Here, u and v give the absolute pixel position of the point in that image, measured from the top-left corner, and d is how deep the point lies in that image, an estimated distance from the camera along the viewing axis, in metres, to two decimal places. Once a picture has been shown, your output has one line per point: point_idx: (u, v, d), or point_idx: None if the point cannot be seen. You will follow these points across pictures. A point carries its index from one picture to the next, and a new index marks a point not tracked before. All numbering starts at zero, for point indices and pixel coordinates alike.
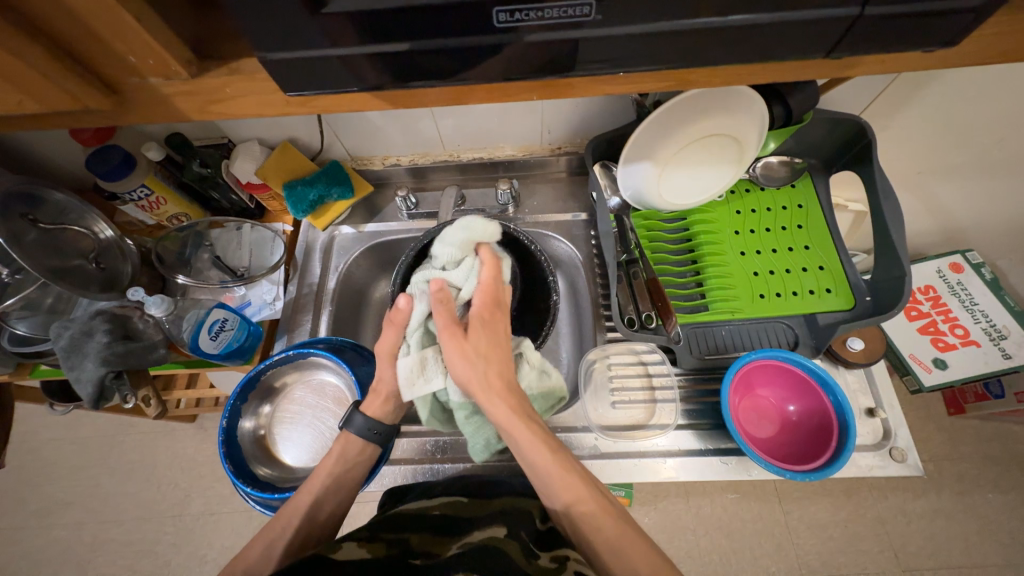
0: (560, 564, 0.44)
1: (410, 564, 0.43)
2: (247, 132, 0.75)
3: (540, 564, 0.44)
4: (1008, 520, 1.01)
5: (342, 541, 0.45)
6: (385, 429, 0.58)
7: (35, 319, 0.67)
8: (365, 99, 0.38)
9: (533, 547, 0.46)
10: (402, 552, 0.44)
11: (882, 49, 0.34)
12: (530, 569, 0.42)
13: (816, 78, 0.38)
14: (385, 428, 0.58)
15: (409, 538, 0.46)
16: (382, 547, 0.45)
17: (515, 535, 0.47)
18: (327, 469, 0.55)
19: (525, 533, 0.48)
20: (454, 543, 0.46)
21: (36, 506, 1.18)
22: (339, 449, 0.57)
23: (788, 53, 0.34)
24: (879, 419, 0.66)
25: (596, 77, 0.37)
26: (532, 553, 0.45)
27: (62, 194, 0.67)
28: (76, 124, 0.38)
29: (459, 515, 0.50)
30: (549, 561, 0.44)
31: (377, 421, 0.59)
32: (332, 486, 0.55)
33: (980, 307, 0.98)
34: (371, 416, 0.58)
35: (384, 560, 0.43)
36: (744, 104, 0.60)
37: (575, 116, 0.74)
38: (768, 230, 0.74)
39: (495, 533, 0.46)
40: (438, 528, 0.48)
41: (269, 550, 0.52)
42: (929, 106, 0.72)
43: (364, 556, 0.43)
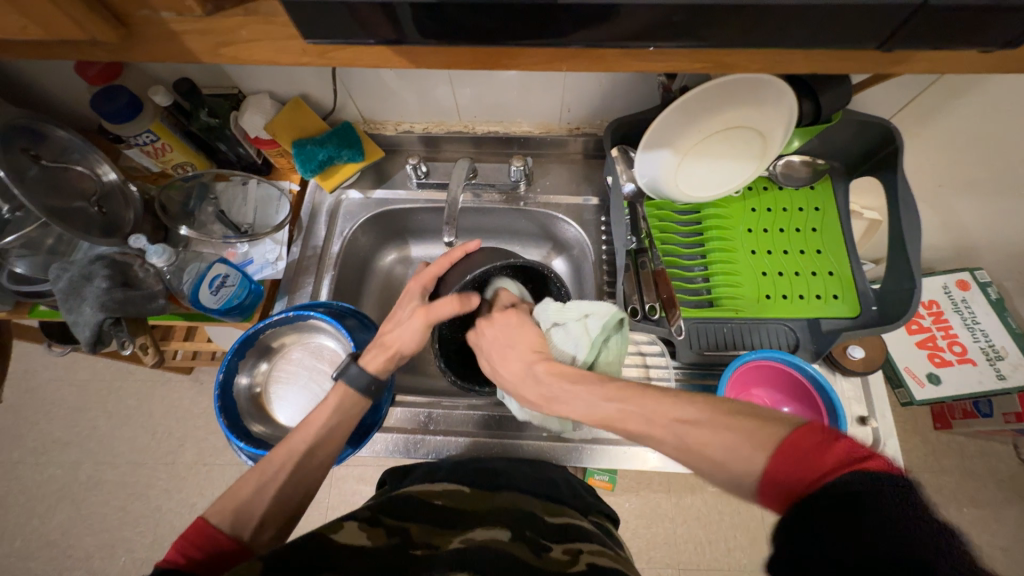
0: (573, 557, 0.43)
1: (411, 554, 0.41)
2: (258, 83, 0.73)
3: (554, 557, 0.42)
4: (980, 534, 1.04)
5: (345, 520, 0.45)
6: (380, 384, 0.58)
7: (34, 259, 0.67)
8: (386, 55, 0.36)
9: (542, 542, 0.45)
10: (403, 542, 0.42)
11: (936, 44, 0.33)
12: (542, 565, 0.41)
13: (861, 72, 0.37)
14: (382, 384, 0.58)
15: (409, 528, 0.44)
16: (383, 535, 0.43)
17: (520, 536, 0.45)
18: (325, 417, 0.55)
19: (532, 534, 0.46)
20: (455, 536, 0.44)
21: (33, 444, 1.20)
22: (335, 401, 0.56)
23: (838, 41, 0.33)
24: (870, 428, 0.67)
25: (628, 51, 0.36)
26: (542, 548, 0.44)
27: (65, 132, 0.65)
28: (80, 57, 0.37)
29: (461, 508, 0.49)
30: (562, 554, 0.43)
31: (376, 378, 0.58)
32: (329, 433, 0.55)
33: (981, 326, 0.98)
34: (371, 371, 0.57)
35: (384, 549, 0.41)
36: (774, 97, 0.58)
37: (597, 96, 0.72)
38: (782, 231, 0.72)
39: (497, 535, 0.44)
40: (439, 518, 0.47)
41: (259, 489, 0.50)
42: (961, 116, 0.70)
43: (363, 543, 0.42)
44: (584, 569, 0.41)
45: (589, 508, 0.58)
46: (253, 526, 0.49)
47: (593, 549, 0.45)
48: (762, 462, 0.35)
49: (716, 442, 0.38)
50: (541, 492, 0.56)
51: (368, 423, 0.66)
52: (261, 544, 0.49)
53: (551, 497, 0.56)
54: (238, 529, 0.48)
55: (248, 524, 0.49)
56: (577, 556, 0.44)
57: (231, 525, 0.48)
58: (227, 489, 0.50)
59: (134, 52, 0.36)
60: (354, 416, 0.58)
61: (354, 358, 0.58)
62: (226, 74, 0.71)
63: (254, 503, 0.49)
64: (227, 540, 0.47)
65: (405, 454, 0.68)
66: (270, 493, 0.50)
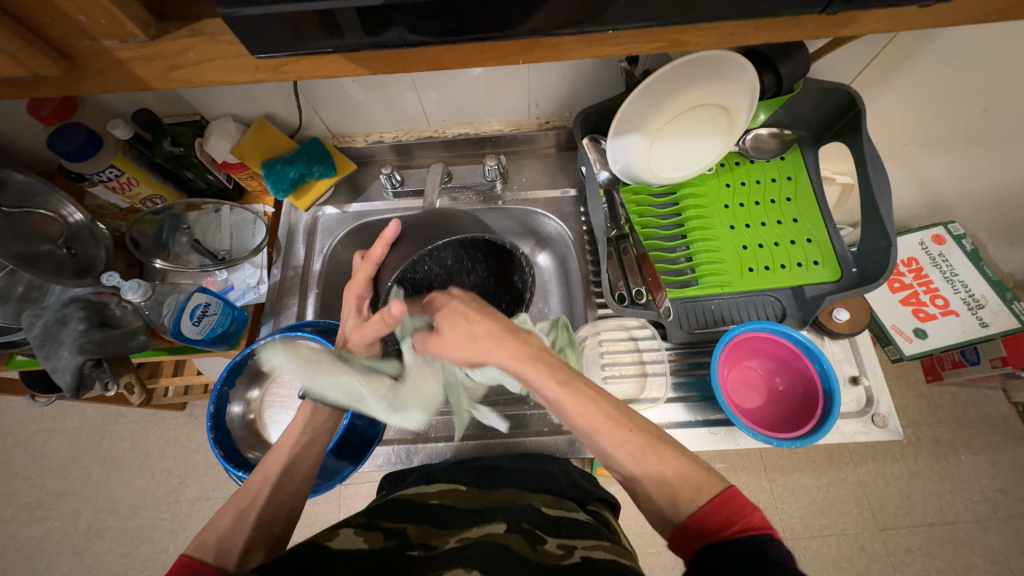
0: (567, 550, 0.42)
1: (409, 555, 0.41)
2: (220, 108, 0.72)
3: (545, 550, 0.42)
4: (979, 479, 1.06)
5: (339, 528, 0.45)
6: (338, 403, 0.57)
7: (5, 308, 0.65)
8: (343, 64, 0.36)
9: (537, 534, 0.44)
10: (400, 543, 0.43)
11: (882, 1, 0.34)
12: (535, 557, 0.40)
13: (813, 37, 0.38)
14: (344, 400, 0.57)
15: (406, 528, 0.45)
16: (379, 537, 0.44)
17: (516, 527, 0.45)
18: (295, 437, 0.55)
19: (528, 524, 0.46)
20: (454, 534, 0.44)
21: (25, 499, 1.16)
22: (305, 417, 0.57)
23: (786, 8, 0.33)
24: (862, 387, 0.68)
25: (583, 38, 0.36)
26: (537, 540, 0.43)
27: (23, 175, 0.64)
28: (24, 95, 0.36)
29: (457, 505, 0.50)
30: (555, 547, 0.42)
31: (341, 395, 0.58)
32: (303, 450, 0.55)
33: (960, 277, 1.00)
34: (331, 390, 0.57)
35: (381, 552, 0.42)
36: (734, 72, 0.59)
37: (563, 88, 0.72)
38: (758, 203, 0.73)
39: (494, 529, 0.44)
40: (437, 517, 0.47)
41: (241, 519, 0.49)
42: (919, 75, 0.71)
43: (361, 546, 0.42)
44: (576, 562, 0.40)
45: (589, 497, 0.57)
46: (239, 555, 0.46)
47: (585, 544, 0.44)
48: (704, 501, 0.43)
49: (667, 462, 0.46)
50: (544, 487, 0.55)
51: (368, 437, 0.66)
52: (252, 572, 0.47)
53: (551, 491, 0.55)
54: (223, 560, 0.45)
55: (233, 555, 0.46)
56: (570, 550, 0.43)
57: (216, 555, 0.46)
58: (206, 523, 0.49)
59: (79, 85, 0.35)
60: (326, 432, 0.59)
61: None
62: (185, 100, 0.70)
63: (236, 533, 0.48)
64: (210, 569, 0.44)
65: (399, 463, 0.68)
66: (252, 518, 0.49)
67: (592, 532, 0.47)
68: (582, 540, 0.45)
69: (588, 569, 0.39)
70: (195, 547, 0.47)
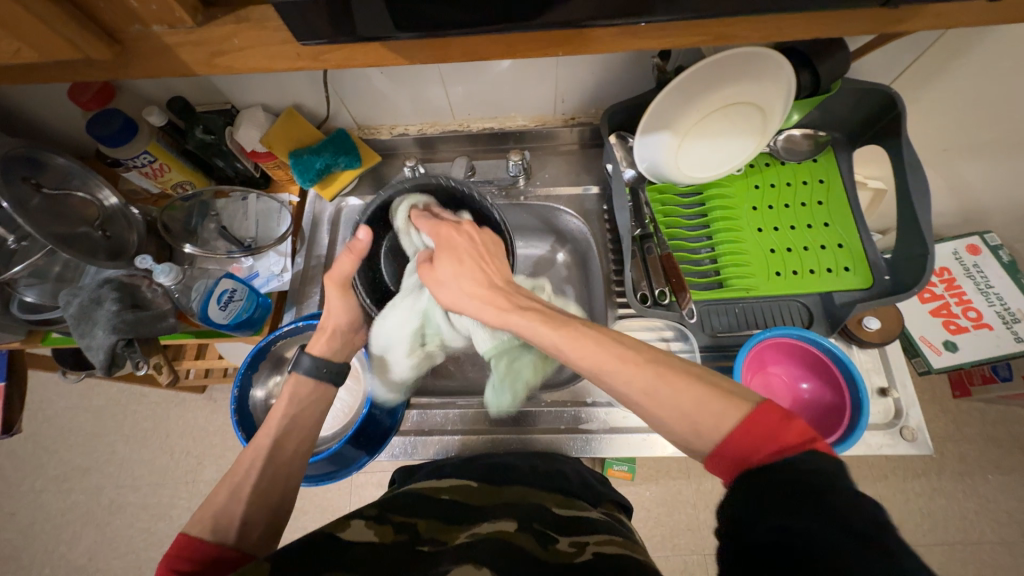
0: (579, 548, 0.42)
1: (418, 551, 0.41)
2: (251, 97, 0.73)
3: (557, 549, 0.41)
4: (1007, 500, 1.03)
5: (352, 519, 0.44)
6: (335, 367, 0.61)
7: (43, 287, 0.67)
8: (380, 53, 0.36)
9: (549, 533, 0.44)
10: (410, 538, 0.42)
11: None
12: (545, 556, 0.40)
13: (862, 33, 0.36)
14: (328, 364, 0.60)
15: (416, 523, 0.45)
16: (390, 531, 0.43)
17: (527, 527, 0.44)
18: (281, 413, 0.56)
19: (540, 525, 0.45)
20: (462, 532, 0.44)
21: (53, 472, 1.21)
22: (289, 391, 0.57)
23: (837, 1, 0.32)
24: (891, 399, 0.66)
25: (622, 30, 0.35)
26: (548, 540, 0.42)
27: (64, 159, 0.65)
28: (76, 78, 0.37)
29: (469, 503, 0.49)
30: (567, 546, 0.42)
31: (325, 360, 0.60)
32: (291, 423, 0.56)
33: (995, 289, 0.96)
34: (317, 354, 0.60)
35: (392, 545, 0.41)
36: (771, 70, 0.57)
37: (591, 84, 0.72)
38: (787, 206, 0.72)
39: (504, 527, 0.44)
40: (449, 512, 0.47)
41: (234, 496, 0.50)
42: (963, 78, 0.69)
43: (370, 539, 0.42)
44: (590, 557, 0.40)
45: (599, 500, 0.57)
46: (236, 529, 0.48)
47: (600, 541, 0.44)
48: (730, 426, 0.38)
49: (684, 391, 0.41)
50: (555, 486, 0.55)
51: (385, 428, 0.66)
52: (251, 547, 0.48)
53: (564, 492, 0.55)
54: (221, 534, 0.47)
55: (231, 530, 0.48)
56: (583, 546, 0.42)
57: (213, 533, 0.47)
58: (201, 504, 0.50)
59: (127, 70, 0.36)
60: (315, 403, 0.59)
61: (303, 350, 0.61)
62: (217, 89, 0.71)
63: (230, 508, 0.49)
64: (212, 546, 0.46)
65: (412, 455, 0.68)
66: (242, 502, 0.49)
67: (604, 531, 0.46)
68: (593, 537, 0.44)
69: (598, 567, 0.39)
70: (192, 526, 0.48)
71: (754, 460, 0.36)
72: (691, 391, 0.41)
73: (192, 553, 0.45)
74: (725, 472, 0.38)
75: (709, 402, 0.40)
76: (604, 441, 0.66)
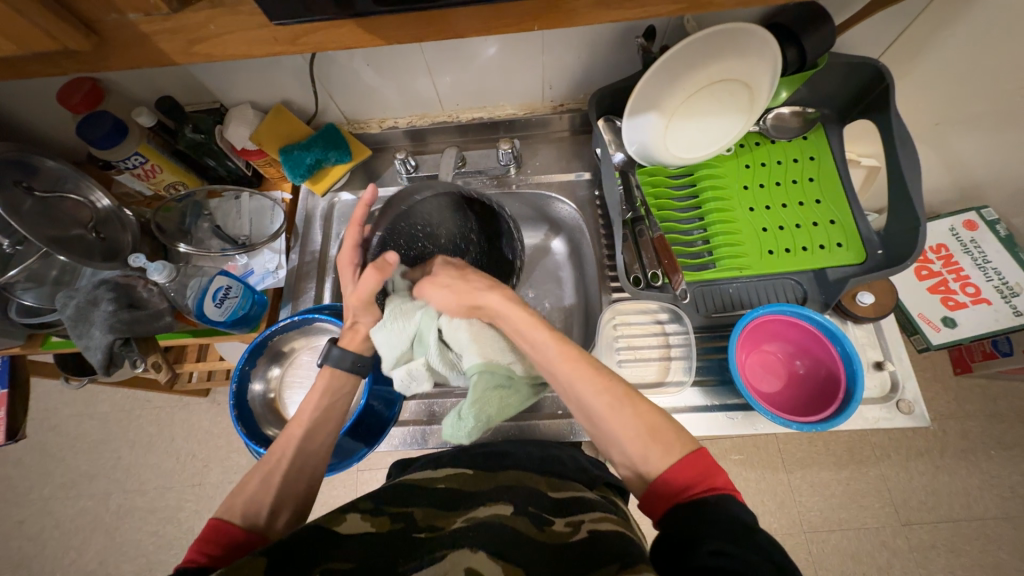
0: (574, 527, 0.43)
1: (414, 538, 0.41)
2: (238, 95, 0.73)
3: (552, 530, 0.42)
4: (1010, 475, 1.03)
5: (347, 513, 0.45)
6: (369, 361, 0.59)
7: (40, 291, 0.67)
8: (356, 35, 0.36)
9: (544, 514, 0.45)
10: (406, 527, 0.43)
11: None
12: (541, 539, 0.41)
13: None
14: (365, 359, 0.58)
15: (413, 511, 0.45)
16: (386, 521, 0.44)
17: (523, 510, 0.45)
18: (317, 402, 0.55)
19: (534, 508, 0.46)
20: (459, 517, 0.44)
21: (61, 479, 1.22)
22: (324, 384, 0.56)
23: None
24: (887, 372, 0.65)
25: (598, 3, 0.36)
26: (543, 521, 0.43)
27: (55, 162, 0.66)
28: (56, 73, 0.37)
29: (465, 489, 0.49)
30: (563, 526, 0.43)
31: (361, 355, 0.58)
32: (323, 415, 0.55)
33: (992, 264, 0.96)
34: (353, 349, 0.58)
35: (388, 535, 0.42)
36: (755, 46, 0.57)
37: (577, 70, 0.72)
38: (779, 184, 0.72)
39: (501, 511, 0.44)
40: (445, 498, 0.48)
41: (266, 481, 0.50)
42: (952, 51, 0.68)
43: (367, 530, 0.43)
44: (586, 537, 0.41)
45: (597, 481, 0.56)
46: (266, 515, 0.48)
47: (594, 518, 0.44)
48: (671, 462, 0.42)
49: (636, 429, 0.44)
50: (552, 472, 0.55)
51: (383, 419, 0.67)
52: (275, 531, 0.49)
53: (559, 476, 0.55)
54: (252, 521, 0.48)
55: (260, 514, 0.48)
56: (579, 525, 0.43)
57: (244, 517, 0.47)
58: (235, 486, 0.50)
59: (108, 60, 0.36)
60: (345, 397, 0.58)
61: (334, 342, 0.58)
62: (206, 87, 0.71)
63: (262, 494, 0.49)
64: (240, 532, 0.46)
65: (412, 446, 0.68)
66: (273, 491, 0.50)
67: (604, 509, 0.47)
68: (589, 514, 0.45)
69: (596, 542, 0.40)
70: (222, 513, 0.48)
71: (688, 493, 0.40)
72: (651, 419, 0.45)
73: (225, 537, 0.45)
74: (658, 502, 0.41)
75: (660, 441, 0.43)
76: None
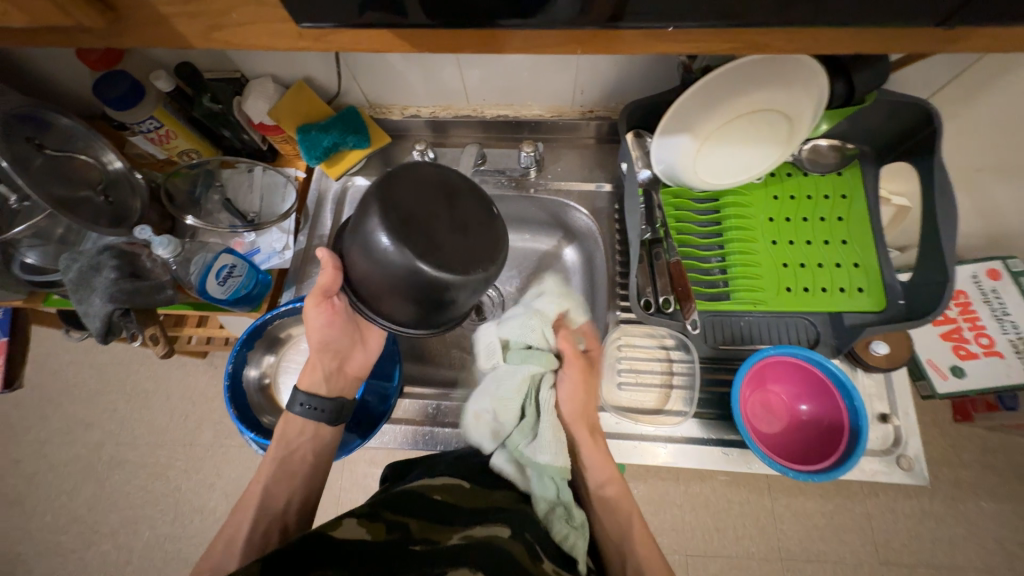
0: None
1: (410, 551, 0.41)
2: (260, 67, 0.71)
3: (543, 567, 0.43)
4: (997, 528, 1.02)
5: (344, 517, 0.45)
6: (327, 405, 0.60)
7: (45, 249, 0.66)
8: (387, 42, 0.35)
9: (536, 548, 0.46)
10: (402, 539, 0.42)
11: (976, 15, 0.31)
12: (536, 572, 0.42)
13: (890, 51, 0.35)
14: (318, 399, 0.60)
15: (409, 523, 0.45)
16: (382, 530, 0.43)
17: (519, 535, 0.46)
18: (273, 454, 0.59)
19: (529, 536, 0.47)
20: (455, 534, 0.44)
21: (57, 424, 1.24)
22: (281, 430, 0.60)
23: (861, 15, 0.31)
24: (891, 426, 0.64)
25: (647, 33, 0.33)
26: (536, 556, 0.44)
27: (69, 120, 0.64)
28: (70, 44, 0.35)
29: (460, 504, 0.49)
30: (552, 567, 0.44)
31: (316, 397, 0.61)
32: (279, 465, 0.59)
33: (1011, 318, 0.93)
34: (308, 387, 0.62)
35: (383, 545, 0.42)
36: (804, 78, 0.54)
37: (611, 78, 0.69)
38: (805, 220, 0.69)
39: (498, 533, 0.45)
40: (441, 513, 0.47)
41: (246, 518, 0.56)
42: (1006, 99, 0.65)
43: (363, 537, 0.42)
44: None
45: None
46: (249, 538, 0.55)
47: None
48: None
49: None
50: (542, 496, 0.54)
51: (377, 414, 0.67)
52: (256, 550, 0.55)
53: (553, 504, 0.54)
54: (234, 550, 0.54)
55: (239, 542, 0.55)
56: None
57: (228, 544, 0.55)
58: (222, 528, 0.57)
59: (123, 38, 0.35)
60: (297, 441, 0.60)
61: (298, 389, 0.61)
62: (228, 58, 0.69)
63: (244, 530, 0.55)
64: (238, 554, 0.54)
65: (401, 445, 0.67)
66: (240, 545, 0.55)
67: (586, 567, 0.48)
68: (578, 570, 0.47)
69: None
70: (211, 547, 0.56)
71: None
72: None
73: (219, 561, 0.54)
74: None
75: None
76: None
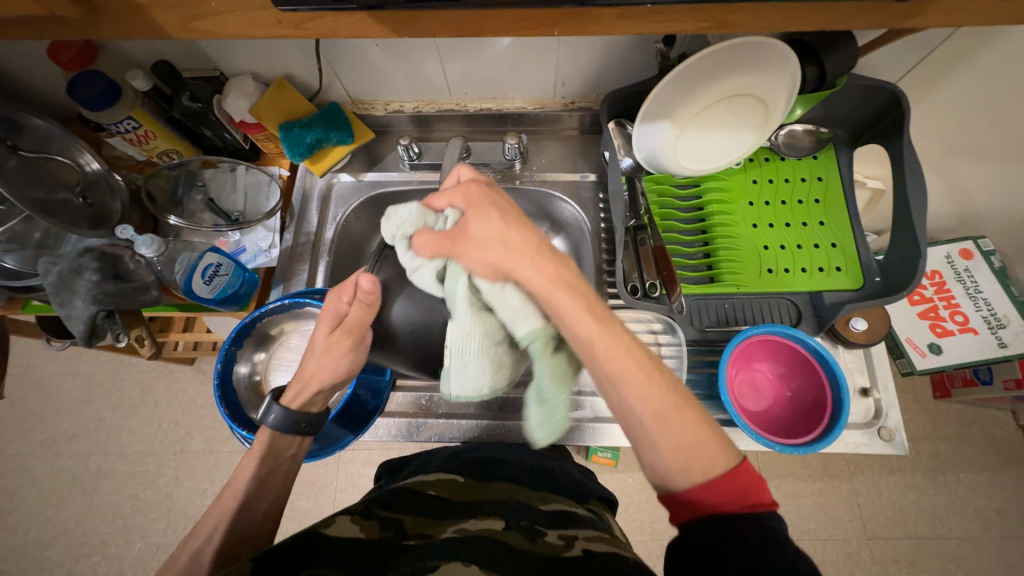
0: (568, 541, 0.43)
1: (404, 545, 0.41)
2: (240, 65, 0.70)
3: (546, 542, 0.42)
4: (976, 499, 1.05)
5: (337, 515, 0.45)
6: (314, 419, 0.57)
7: (22, 253, 0.65)
8: (368, 28, 0.35)
9: (536, 527, 0.45)
10: (397, 534, 0.43)
11: None
12: (537, 550, 0.41)
13: (853, 28, 0.36)
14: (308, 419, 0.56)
15: (403, 519, 0.45)
16: (376, 526, 0.44)
17: (515, 525, 0.44)
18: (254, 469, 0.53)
19: (526, 522, 0.45)
20: (450, 526, 0.44)
21: (40, 437, 1.21)
22: (262, 444, 0.55)
23: None
24: (872, 399, 0.66)
25: (623, 15, 0.35)
26: (536, 533, 0.43)
27: (43, 121, 0.63)
28: (46, 36, 0.35)
29: (455, 499, 0.49)
30: (557, 538, 0.43)
31: (303, 413, 0.56)
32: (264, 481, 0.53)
33: (983, 294, 0.97)
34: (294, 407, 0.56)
35: (377, 541, 0.42)
36: (777, 62, 0.56)
37: (592, 68, 0.70)
38: (784, 203, 0.71)
39: (493, 525, 0.44)
40: (436, 508, 0.47)
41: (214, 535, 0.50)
42: (970, 81, 0.67)
43: (356, 534, 0.43)
44: (578, 553, 0.41)
45: (586, 496, 0.56)
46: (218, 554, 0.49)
47: (589, 537, 0.44)
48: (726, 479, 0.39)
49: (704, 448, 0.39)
50: (538, 483, 0.55)
51: (370, 408, 0.66)
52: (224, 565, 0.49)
53: (551, 490, 0.54)
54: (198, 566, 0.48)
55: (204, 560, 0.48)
56: (571, 541, 0.43)
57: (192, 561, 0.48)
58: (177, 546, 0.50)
59: (100, 28, 0.35)
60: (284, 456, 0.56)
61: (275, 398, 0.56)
62: (206, 55, 0.68)
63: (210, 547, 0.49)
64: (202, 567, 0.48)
65: (397, 437, 0.68)
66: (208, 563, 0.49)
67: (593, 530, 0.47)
68: (584, 535, 0.45)
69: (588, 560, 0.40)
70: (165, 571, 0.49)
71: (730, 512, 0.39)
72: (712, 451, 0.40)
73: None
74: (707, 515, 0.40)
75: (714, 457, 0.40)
76: (588, 431, 0.66)
